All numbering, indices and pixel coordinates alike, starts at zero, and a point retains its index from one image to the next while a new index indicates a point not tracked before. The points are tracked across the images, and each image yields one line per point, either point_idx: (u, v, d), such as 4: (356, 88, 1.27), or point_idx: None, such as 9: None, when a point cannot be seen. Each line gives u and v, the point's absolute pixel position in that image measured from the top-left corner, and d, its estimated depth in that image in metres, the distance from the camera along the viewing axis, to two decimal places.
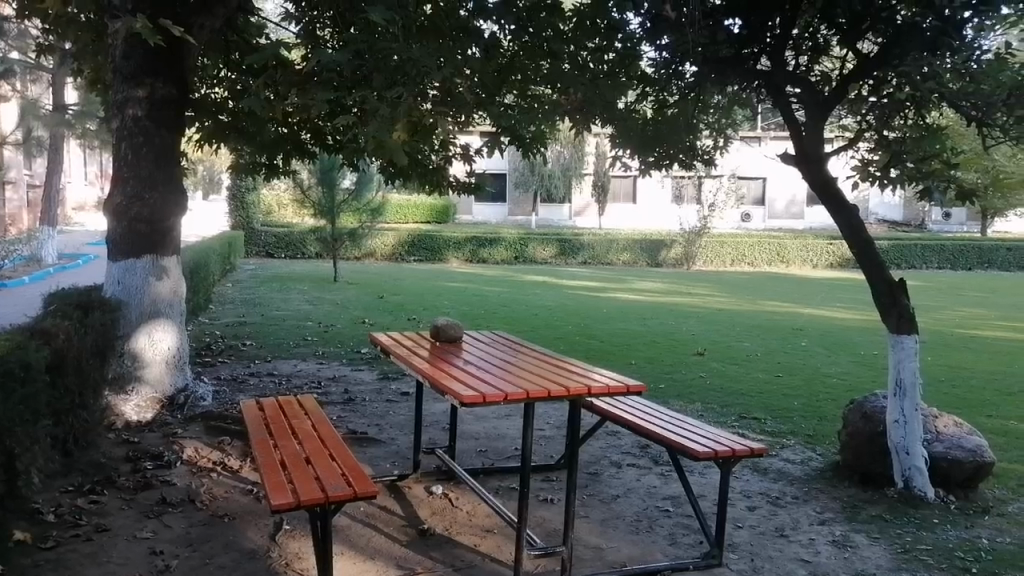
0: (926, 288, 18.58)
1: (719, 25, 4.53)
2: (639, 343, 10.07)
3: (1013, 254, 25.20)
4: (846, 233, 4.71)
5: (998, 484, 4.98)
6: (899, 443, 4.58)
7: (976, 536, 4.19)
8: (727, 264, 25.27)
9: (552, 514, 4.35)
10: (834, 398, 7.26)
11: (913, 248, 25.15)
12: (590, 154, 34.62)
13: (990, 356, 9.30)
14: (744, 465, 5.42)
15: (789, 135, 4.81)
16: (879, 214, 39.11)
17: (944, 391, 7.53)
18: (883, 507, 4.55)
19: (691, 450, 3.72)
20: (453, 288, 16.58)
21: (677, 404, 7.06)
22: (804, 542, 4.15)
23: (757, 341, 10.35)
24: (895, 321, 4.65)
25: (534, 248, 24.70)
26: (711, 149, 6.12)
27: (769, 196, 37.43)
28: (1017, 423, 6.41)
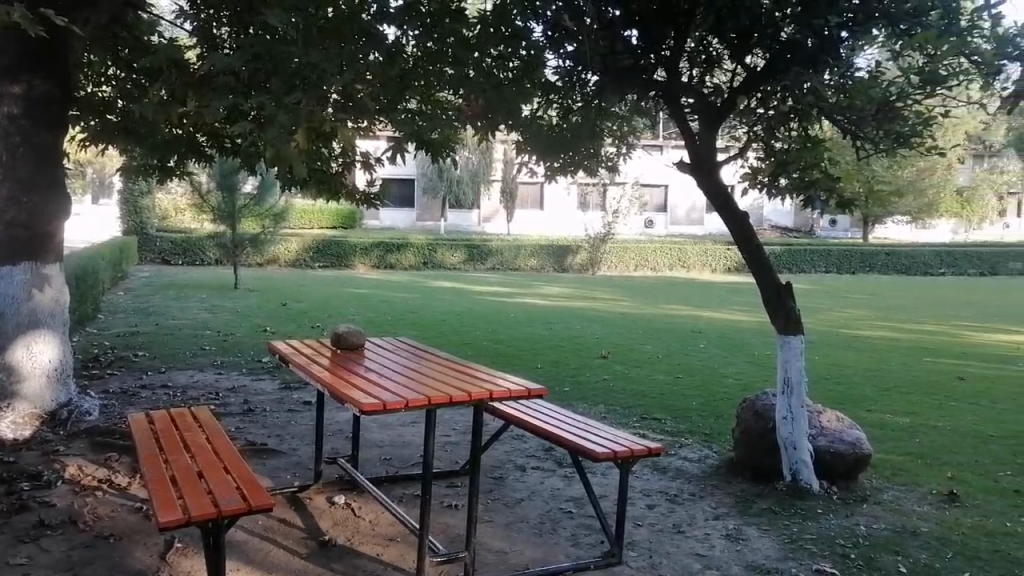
0: (813, 291, 19.66)
1: (617, 36, 4.64)
2: (544, 347, 10.21)
3: (891, 259, 26.95)
4: (736, 236, 4.91)
5: (875, 474, 5.31)
6: (786, 438, 4.82)
7: (855, 523, 4.46)
8: (631, 268, 25.98)
9: (456, 520, 4.35)
10: (729, 396, 7.57)
11: (803, 253, 26.48)
12: (498, 160, 34.88)
13: (870, 354, 9.93)
14: (644, 465, 5.58)
15: (683, 143, 4.98)
16: (772, 220, 41.07)
17: (827, 387, 7.99)
18: (772, 500, 4.78)
19: (590, 451, 3.80)
20: (360, 294, 16.33)
21: (581, 406, 7.19)
22: (699, 536, 4.31)
23: (657, 343, 10.68)
24: (782, 322, 4.88)
25: (442, 253, 24.61)
26: (614, 155, 6.44)
27: (671, 203, 38.73)
28: (892, 416, 6.87)
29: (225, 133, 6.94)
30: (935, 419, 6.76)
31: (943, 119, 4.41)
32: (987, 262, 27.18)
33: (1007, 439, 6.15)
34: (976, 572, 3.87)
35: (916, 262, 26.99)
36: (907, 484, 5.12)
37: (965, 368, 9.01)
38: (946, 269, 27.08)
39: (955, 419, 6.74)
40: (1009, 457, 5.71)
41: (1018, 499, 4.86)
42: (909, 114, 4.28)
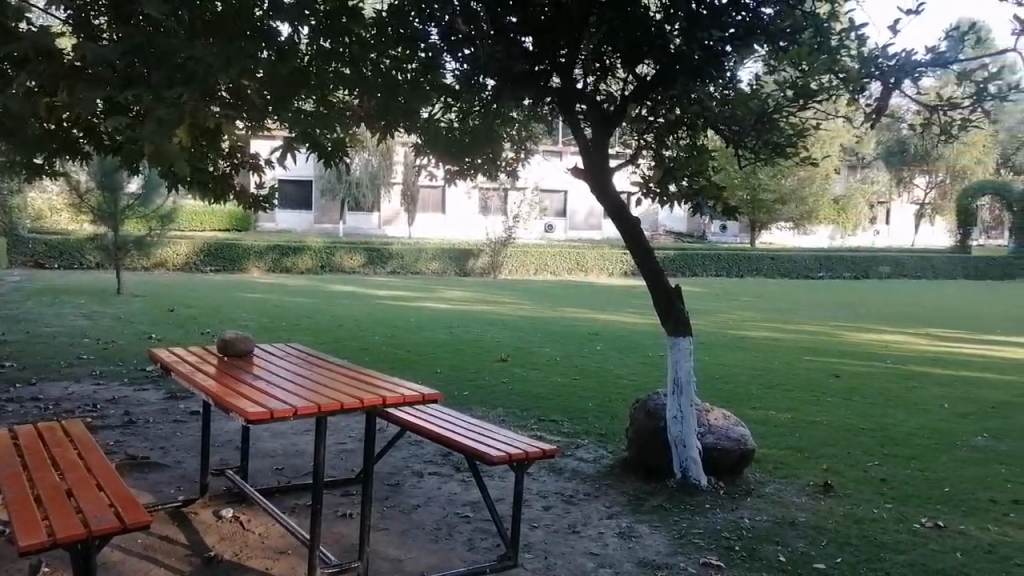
0: (704, 294, 20.50)
1: (513, 41, 4.66)
2: (443, 351, 10.18)
3: (775, 263, 28.42)
4: (627, 240, 5.04)
5: (758, 468, 5.57)
6: (676, 436, 4.98)
7: (739, 516, 4.66)
8: (530, 272, 26.31)
9: (350, 529, 4.26)
10: (623, 397, 7.77)
11: (695, 257, 27.53)
12: (399, 163, 34.55)
13: (754, 354, 10.43)
14: (540, 466, 5.65)
15: (578, 149, 5.09)
16: (666, 226, 42.49)
17: (715, 386, 8.32)
18: (663, 497, 4.93)
19: (486, 455, 3.80)
20: (254, 299, 15.78)
21: (479, 409, 7.20)
22: (593, 536, 4.39)
23: (555, 345, 10.84)
24: (672, 324, 5.03)
25: (340, 257, 24.10)
26: (514, 160, 6.50)
27: (570, 208, 39.48)
28: (775, 412, 7.23)
29: (103, 130, 6.52)
30: (813, 414, 7.15)
31: (815, 132, 4.69)
32: (861, 266, 29.06)
33: (876, 431, 6.58)
34: (846, 557, 4.12)
35: (797, 266, 28.57)
36: (787, 477, 5.40)
37: (840, 366, 9.58)
38: (824, 272, 28.80)
39: (830, 414, 7.16)
40: (877, 448, 6.11)
41: (885, 487, 5.20)
42: (785, 127, 4.53)
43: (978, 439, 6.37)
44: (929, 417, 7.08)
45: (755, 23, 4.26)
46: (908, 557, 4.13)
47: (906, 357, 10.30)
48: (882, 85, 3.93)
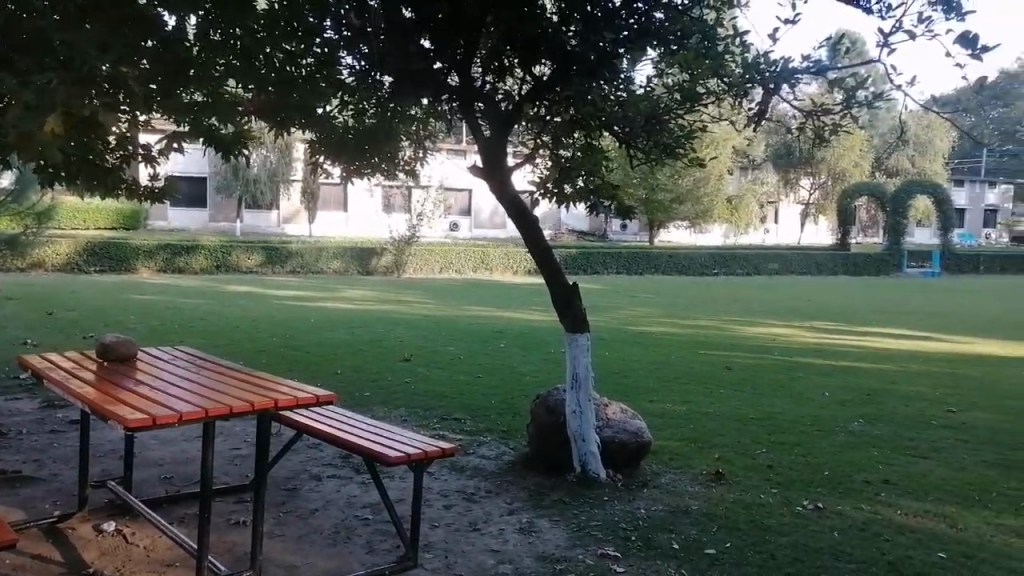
0: (604, 291, 20.97)
1: (411, 40, 4.66)
2: (345, 351, 9.99)
3: (673, 260, 29.36)
4: (528, 242, 5.08)
5: (654, 459, 5.75)
6: (576, 431, 5.06)
7: (637, 507, 4.79)
8: (435, 271, 26.18)
9: (243, 537, 4.12)
10: (525, 394, 7.85)
11: (596, 255, 28.12)
12: (298, 159, 33.64)
13: (652, 348, 10.75)
14: (442, 465, 5.63)
15: (476, 147, 5.07)
16: (569, 224, 43.16)
17: (614, 381, 8.53)
18: (563, 491, 5.01)
19: (383, 455, 3.75)
20: (143, 301, 15.00)
21: (380, 410, 7.11)
22: (494, 532, 4.41)
23: (458, 344, 10.83)
24: (570, 321, 5.11)
25: (237, 256, 23.23)
26: (413, 158, 6.45)
27: (475, 205, 39.54)
28: (671, 404, 7.48)
29: None
30: (706, 405, 7.44)
31: (703, 134, 4.87)
32: (752, 264, 30.39)
33: (764, 420, 6.90)
34: (735, 542, 4.30)
35: (694, 263, 29.59)
36: (681, 467, 5.59)
37: (732, 359, 10.00)
38: (720, 269, 29.98)
39: (722, 405, 7.46)
40: (763, 436, 6.42)
41: (770, 473, 5.47)
42: (675, 127, 4.67)
43: (855, 424, 6.78)
44: (812, 405, 7.48)
45: (646, 25, 4.38)
46: (791, 538, 4.35)
47: (791, 349, 10.86)
48: (763, 89, 4.12)
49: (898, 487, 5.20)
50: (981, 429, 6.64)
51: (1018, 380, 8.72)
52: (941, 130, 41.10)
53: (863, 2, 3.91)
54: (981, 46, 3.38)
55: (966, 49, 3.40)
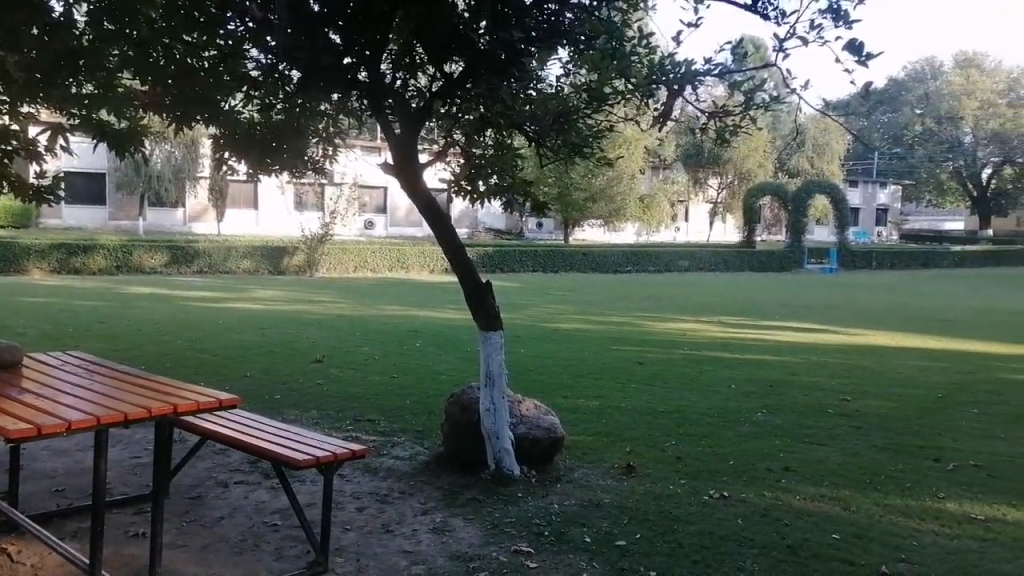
0: (520, 289, 21.11)
1: (319, 32, 4.50)
2: (255, 353, 9.70)
3: (588, 259, 29.80)
4: (441, 241, 5.04)
5: (568, 454, 5.82)
6: (491, 428, 5.06)
7: (550, 502, 4.84)
8: (350, 270, 25.74)
9: (142, 549, 3.94)
10: (441, 393, 7.82)
11: (512, 254, 28.30)
12: (205, 155, 32.43)
13: (568, 345, 10.88)
14: (355, 467, 5.55)
15: (386, 144, 5.01)
16: (486, 223, 43.16)
17: (529, 378, 8.58)
18: (477, 490, 5.01)
19: (292, 459, 3.65)
20: (35, 304, 14.16)
21: (291, 413, 6.93)
22: (407, 533, 4.38)
23: (373, 344, 10.68)
24: (484, 319, 5.10)
25: (139, 256, 22.18)
26: (321, 156, 6.09)
27: (391, 203, 39.13)
28: (584, 400, 7.59)
29: None
30: (619, 400, 7.58)
31: (611, 133, 4.97)
32: (663, 262, 31.18)
33: (673, 413, 7.10)
34: (645, 533, 4.40)
35: (608, 261, 30.14)
36: (594, 461, 5.68)
37: (644, 354, 10.23)
38: (633, 267, 30.64)
39: (634, 399, 7.63)
40: (673, 428, 6.60)
41: (680, 465, 5.62)
42: (584, 127, 4.74)
43: (758, 415, 7.05)
44: (719, 398, 7.73)
45: (556, 25, 4.41)
46: (697, 527, 4.48)
47: (700, 344, 11.20)
48: (668, 90, 4.26)
49: (798, 474, 5.44)
50: (873, 416, 7.02)
51: (906, 369, 9.27)
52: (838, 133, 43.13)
53: (761, 8, 4.08)
54: (866, 52, 3.61)
55: (854, 55, 3.63)
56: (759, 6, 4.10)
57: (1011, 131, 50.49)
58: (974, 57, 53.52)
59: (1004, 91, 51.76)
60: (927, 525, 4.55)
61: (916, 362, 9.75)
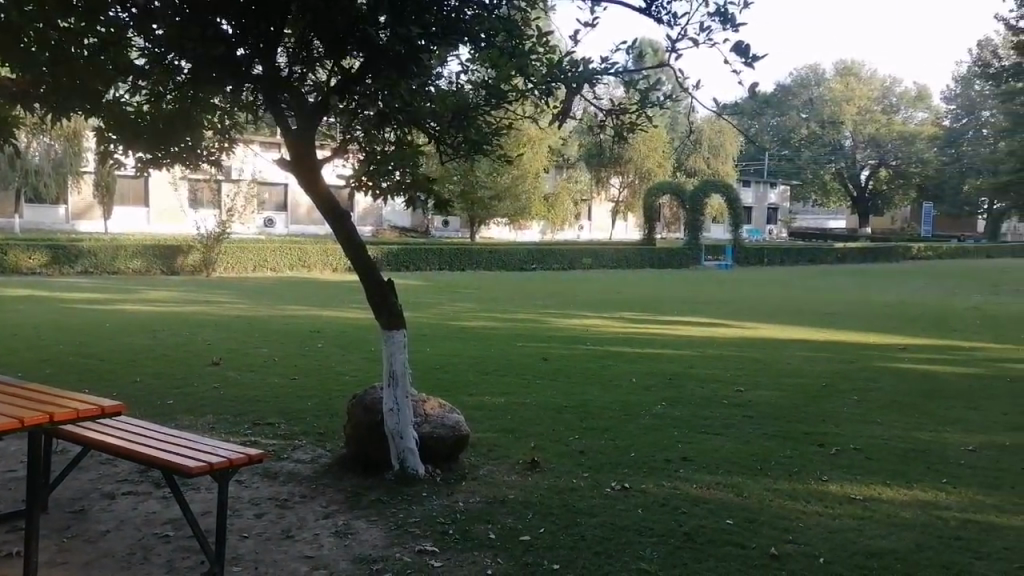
0: (426, 287, 20.99)
1: (209, 23, 4.33)
2: (146, 357, 9.23)
3: (494, 256, 29.91)
4: (342, 240, 4.93)
5: (473, 452, 5.82)
6: (394, 428, 5.00)
7: (455, 501, 4.83)
8: (249, 270, 24.89)
9: (16, 570, 3.68)
10: (344, 394, 7.67)
11: (417, 251, 28.13)
12: (89, 149, 30.60)
13: (473, 342, 10.89)
14: (253, 473, 5.36)
15: (282, 139, 4.86)
16: (391, 221, 42.64)
17: (434, 376, 8.54)
18: (381, 491, 4.95)
19: (182, 466, 3.51)
20: None
21: (185, 419, 6.63)
22: (307, 538, 4.27)
23: (273, 345, 10.37)
24: (386, 318, 5.02)
25: (15, 256, 20.77)
26: (215, 147, 6.01)
27: (291, 201, 38.09)
28: (490, 397, 7.62)
29: None
30: (523, 396, 7.65)
31: (512, 131, 5.00)
32: (567, 259, 31.68)
33: (577, 408, 7.23)
34: (548, 527, 4.46)
35: (513, 259, 30.32)
36: (499, 457, 5.72)
37: (548, 350, 10.37)
38: (538, 265, 30.98)
39: (539, 395, 7.71)
40: (577, 423, 6.71)
41: (582, 458, 5.72)
42: (484, 124, 4.78)
43: (658, 408, 7.27)
44: (620, 391, 7.93)
45: (455, 21, 4.38)
46: (600, 519, 4.58)
47: (602, 339, 11.44)
48: (567, 89, 4.34)
49: (695, 463, 5.64)
50: (764, 406, 7.36)
51: (793, 360, 9.78)
52: (731, 135, 44.93)
53: (654, 12, 4.22)
54: (751, 55, 3.83)
55: (740, 57, 3.84)
56: (652, 10, 4.24)
57: (886, 136, 54.02)
58: (853, 65, 56.87)
59: (879, 97, 55.36)
60: (812, 507, 4.81)
61: (803, 354, 10.28)
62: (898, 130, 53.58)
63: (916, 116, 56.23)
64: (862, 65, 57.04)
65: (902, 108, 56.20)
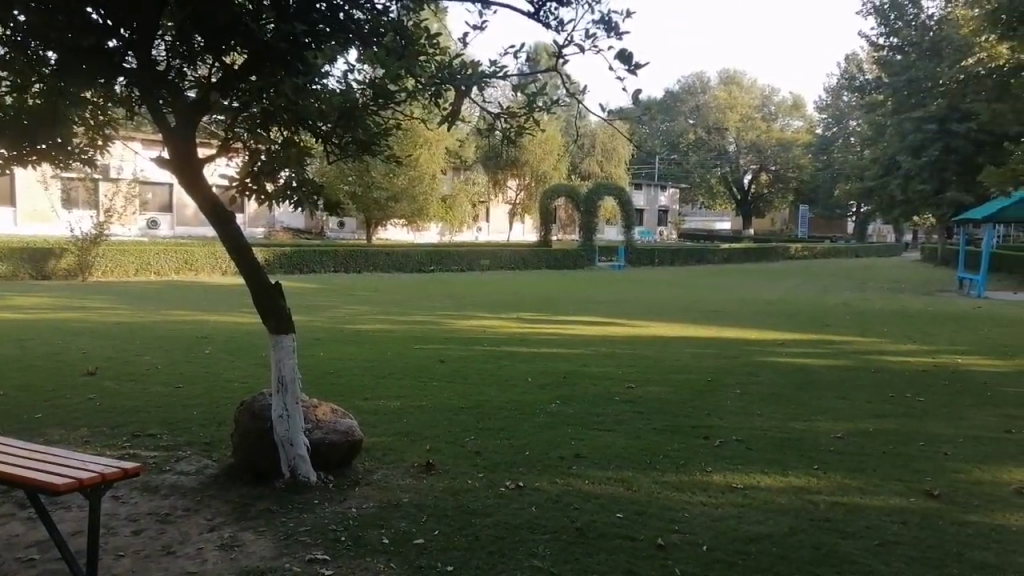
0: (320, 290, 20.53)
1: (79, 12, 4.07)
2: (13, 368, 8.61)
3: (392, 258, 29.60)
4: (226, 243, 4.75)
5: (368, 458, 5.73)
6: (284, 436, 4.86)
7: (348, 507, 4.74)
8: (130, 274, 23.64)
9: None
10: (231, 401, 7.38)
11: (311, 253, 27.57)
12: None
13: (369, 346, 10.74)
14: (131, 488, 5.10)
15: (161, 138, 4.62)
16: (284, 222, 41.44)
17: (328, 381, 8.36)
18: (271, 500, 4.81)
19: (48, 484, 3.28)
20: None
21: (56, 434, 6.23)
22: (190, 553, 4.10)
23: (156, 352, 9.87)
24: (273, 323, 4.88)
25: None
26: (87, 145, 5.61)
27: (176, 201, 36.38)
28: (385, 400, 7.54)
29: None
30: (420, 399, 7.61)
31: (401, 131, 4.98)
32: (465, 261, 31.72)
33: (474, 408, 7.25)
34: (441, 528, 4.46)
35: (411, 260, 30.05)
36: (393, 461, 5.66)
37: (445, 351, 10.35)
38: (435, 266, 30.79)
39: (435, 397, 7.69)
40: (473, 423, 6.74)
41: (477, 459, 5.75)
42: (372, 124, 4.77)
43: (552, 406, 7.39)
44: (516, 391, 8.01)
45: (343, 19, 4.31)
46: (493, 518, 4.61)
47: (500, 339, 11.52)
48: (456, 91, 4.37)
49: (586, 459, 5.78)
50: (654, 401, 7.63)
51: (682, 356, 10.16)
52: (622, 139, 46.25)
53: (542, 18, 4.29)
54: (634, 62, 3.96)
55: (623, 65, 3.97)
56: (540, 15, 4.31)
57: (766, 142, 57.00)
58: (735, 73, 59.61)
59: (759, 105, 58.38)
60: (697, 497, 5.02)
61: (691, 350, 10.69)
62: (777, 137, 56.67)
63: (792, 125, 59.62)
64: (744, 74, 59.95)
65: (779, 117, 59.52)
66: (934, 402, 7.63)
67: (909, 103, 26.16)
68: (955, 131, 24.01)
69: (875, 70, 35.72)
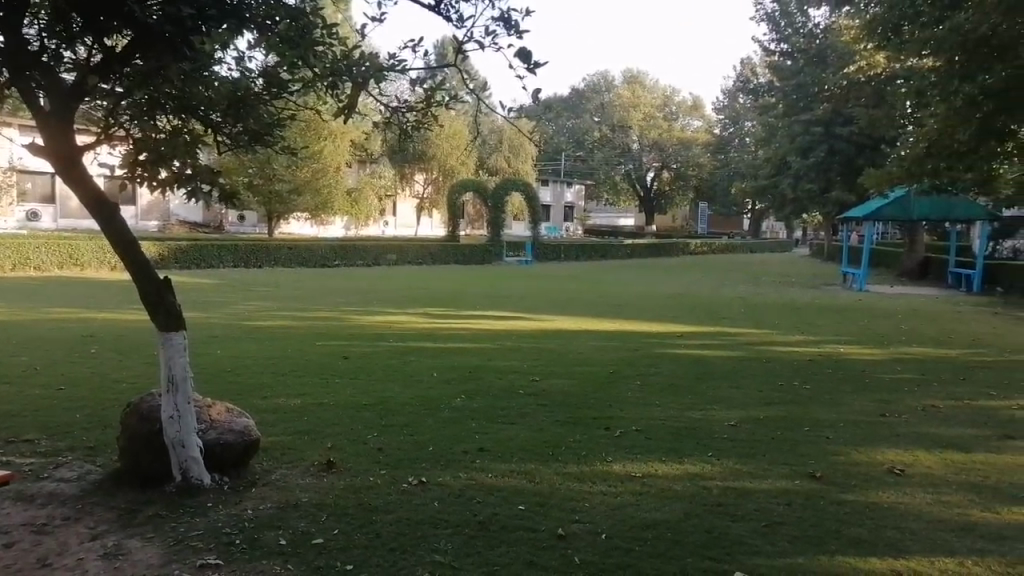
0: (219, 286, 19.81)
1: None
2: None
3: (295, 252, 28.85)
4: (111, 238, 4.51)
5: (266, 458, 5.56)
6: (175, 437, 4.66)
7: (244, 509, 4.59)
8: (6, 270, 22.15)
9: None
10: (118, 403, 7.00)
11: (208, 249, 26.52)
12: None
13: (269, 343, 10.41)
14: (3, 498, 4.75)
15: (35, 125, 4.33)
16: (179, 216, 39.65)
17: (225, 380, 8.05)
18: (161, 505, 4.60)
19: None
20: None
21: None
22: (68, 565, 3.87)
23: (34, 353, 9.24)
24: (163, 320, 4.65)
25: None
26: None
27: (60, 193, 34.31)
28: (285, 399, 7.33)
29: None
30: (322, 396, 7.44)
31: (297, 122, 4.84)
32: (370, 256, 31.29)
33: (378, 405, 7.15)
34: (342, 527, 4.38)
35: (314, 256, 29.43)
36: (293, 461, 5.51)
37: (349, 348, 10.16)
38: (340, 261, 30.23)
39: (337, 395, 7.53)
40: (376, 421, 6.64)
41: (380, 456, 5.67)
42: (265, 114, 4.64)
43: (457, 401, 7.37)
44: (422, 387, 7.95)
45: None
46: (395, 515, 4.57)
47: (406, 335, 11.39)
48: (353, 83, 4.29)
49: (490, 453, 5.79)
50: (557, 394, 7.72)
51: (586, 350, 10.35)
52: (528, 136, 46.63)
53: (443, 11, 4.26)
54: (534, 60, 3.99)
55: (523, 62, 3.99)
56: (441, 8, 4.28)
57: (667, 141, 58.75)
58: (638, 73, 61.15)
59: (661, 105, 60.14)
60: (597, 487, 5.12)
61: (595, 344, 10.88)
62: (677, 137, 58.47)
63: (692, 124, 61.67)
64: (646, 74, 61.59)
65: (680, 116, 61.44)
66: (818, 390, 8.06)
67: (798, 106, 27.53)
68: (839, 134, 25.44)
69: (767, 74, 37.37)
